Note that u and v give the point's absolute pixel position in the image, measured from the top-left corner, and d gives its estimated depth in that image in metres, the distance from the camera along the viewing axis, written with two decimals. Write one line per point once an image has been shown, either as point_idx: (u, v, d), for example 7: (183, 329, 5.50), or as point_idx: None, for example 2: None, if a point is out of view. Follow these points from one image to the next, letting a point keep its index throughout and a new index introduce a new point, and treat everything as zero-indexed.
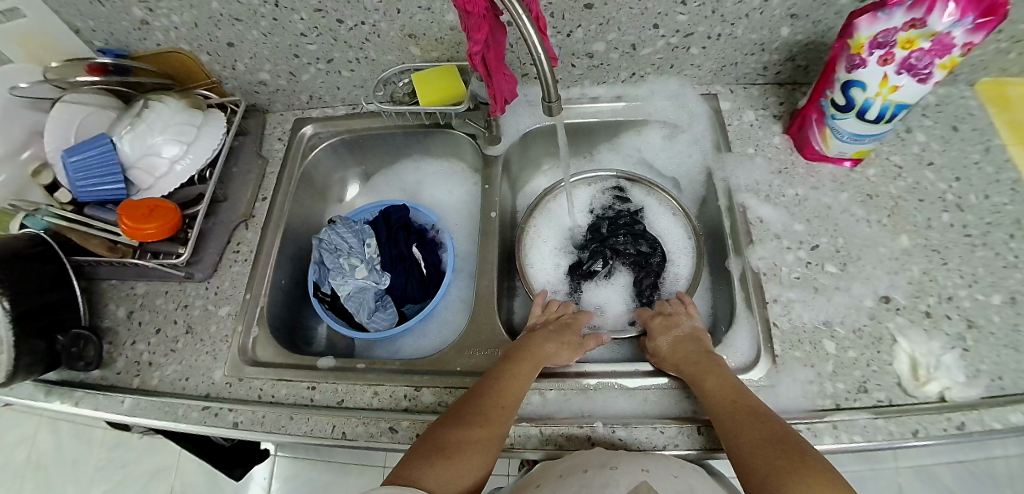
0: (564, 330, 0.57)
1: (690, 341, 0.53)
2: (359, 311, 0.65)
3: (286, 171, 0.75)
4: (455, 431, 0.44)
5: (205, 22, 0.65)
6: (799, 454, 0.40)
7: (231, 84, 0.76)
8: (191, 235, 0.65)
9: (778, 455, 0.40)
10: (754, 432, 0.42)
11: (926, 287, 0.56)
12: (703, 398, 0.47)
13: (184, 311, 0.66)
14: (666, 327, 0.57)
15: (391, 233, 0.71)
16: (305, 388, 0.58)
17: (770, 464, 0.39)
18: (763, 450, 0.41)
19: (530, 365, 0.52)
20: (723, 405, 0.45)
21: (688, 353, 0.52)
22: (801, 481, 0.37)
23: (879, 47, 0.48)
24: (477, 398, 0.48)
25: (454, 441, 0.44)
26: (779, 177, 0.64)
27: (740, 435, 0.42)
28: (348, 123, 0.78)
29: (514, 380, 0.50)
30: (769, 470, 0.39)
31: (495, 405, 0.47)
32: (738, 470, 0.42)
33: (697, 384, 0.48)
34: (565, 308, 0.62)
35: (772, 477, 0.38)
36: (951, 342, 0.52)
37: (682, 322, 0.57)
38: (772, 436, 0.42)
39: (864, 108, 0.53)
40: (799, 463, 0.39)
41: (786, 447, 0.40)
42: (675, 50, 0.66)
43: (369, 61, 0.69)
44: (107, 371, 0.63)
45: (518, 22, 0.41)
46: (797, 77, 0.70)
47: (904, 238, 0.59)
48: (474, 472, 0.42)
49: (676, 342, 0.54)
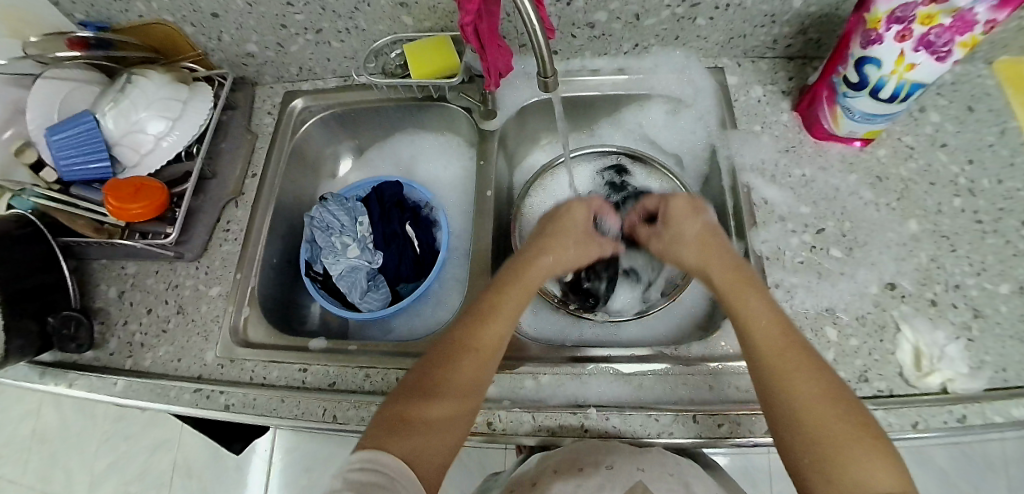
0: (561, 243, 0.55)
1: (717, 247, 0.51)
2: (351, 291, 0.63)
3: (276, 147, 0.72)
4: (423, 407, 0.41)
5: None
6: (860, 417, 0.37)
7: (218, 56, 0.73)
8: (179, 214, 0.64)
9: (844, 415, 0.37)
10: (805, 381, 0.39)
11: (933, 275, 0.54)
12: (749, 334, 0.43)
13: (175, 291, 0.65)
14: (689, 233, 0.54)
15: (384, 211, 0.68)
16: (297, 369, 0.57)
17: (833, 422, 0.36)
18: (831, 406, 0.37)
19: (512, 307, 0.49)
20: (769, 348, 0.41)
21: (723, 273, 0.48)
22: (875, 453, 0.35)
23: (897, 23, 0.45)
24: (445, 369, 0.44)
25: (421, 420, 0.40)
26: (785, 155, 0.62)
27: (801, 388, 0.38)
28: (339, 96, 0.74)
29: (483, 342, 0.46)
30: (841, 433, 0.36)
31: (470, 375, 0.44)
32: (774, 424, 0.39)
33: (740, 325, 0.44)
34: (583, 209, 0.58)
35: (845, 441, 0.35)
36: (957, 333, 0.51)
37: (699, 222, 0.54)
38: (831, 391, 0.38)
39: (877, 88, 0.51)
40: (867, 430, 0.36)
41: (849, 409, 0.37)
42: (681, 21, 0.62)
43: (359, 31, 0.66)
44: (101, 352, 0.64)
45: None
46: (809, 51, 0.65)
47: (913, 223, 0.57)
48: (443, 452, 0.40)
49: (703, 252, 0.51)
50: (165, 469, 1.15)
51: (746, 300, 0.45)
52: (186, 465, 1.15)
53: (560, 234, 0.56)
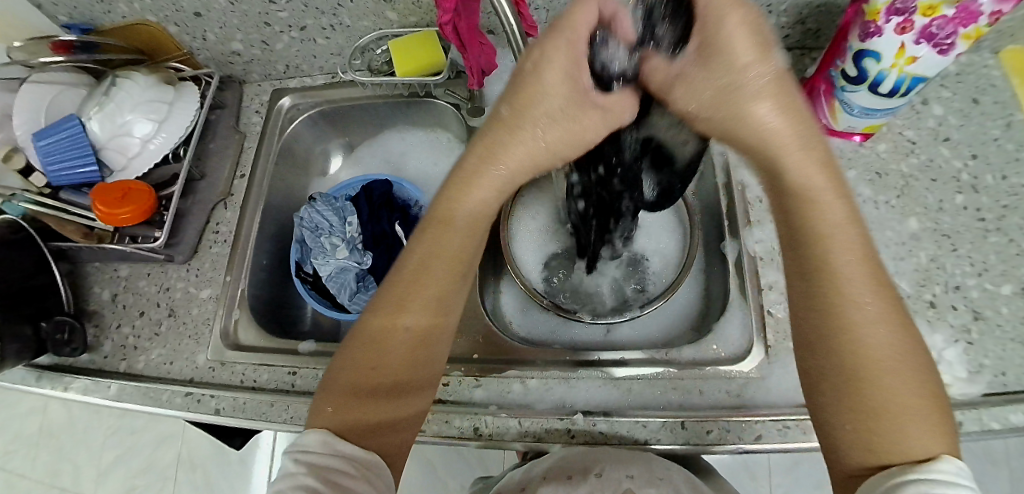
0: (541, 116, 0.37)
1: (796, 122, 0.34)
2: (340, 292, 0.63)
3: (263, 147, 0.71)
4: (373, 406, 0.39)
5: None
6: (922, 385, 0.33)
7: (204, 55, 0.72)
8: (168, 219, 0.63)
9: (906, 386, 0.33)
10: (874, 332, 0.34)
11: (933, 275, 0.53)
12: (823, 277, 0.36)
13: (166, 294, 0.65)
14: (735, 81, 0.34)
15: (373, 211, 0.68)
16: (286, 372, 0.57)
17: (901, 388, 0.33)
18: (899, 372, 0.33)
19: (456, 251, 0.42)
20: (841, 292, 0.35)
21: (804, 175, 0.36)
22: (935, 423, 0.32)
23: (898, 14, 0.43)
24: (383, 356, 0.41)
25: (378, 421, 0.39)
26: None
27: (868, 352, 0.34)
28: (326, 93, 0.73)
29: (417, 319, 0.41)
30: (904, 406, 0.32)
31: (421, 346, 0.42)
32: (827, 380, 0.35)
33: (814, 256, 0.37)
34: (564, 55, 0.35)
35: (907, 413, 0.32)
36: (955, 335, 0.50)
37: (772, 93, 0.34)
38: (897, 353, 0.34)
39: (876, 81, 0.49)
40: (927, 400, 0.33)
41: (914, 373, 0.34)
42: None
43: (344, 27, 0.65)
44: (96, 355, 0.65)
45: None
46: (808, 41, 0.63)
47: (914, 221, 0.56)
48: (412, 428, 0.42)
49: (770, 129, 0.34)
50: (171, 461, 1.17)
51: (841, 228, 0.36)
52: (191, 458, 1.17)
53: (525, 113, 0.37)
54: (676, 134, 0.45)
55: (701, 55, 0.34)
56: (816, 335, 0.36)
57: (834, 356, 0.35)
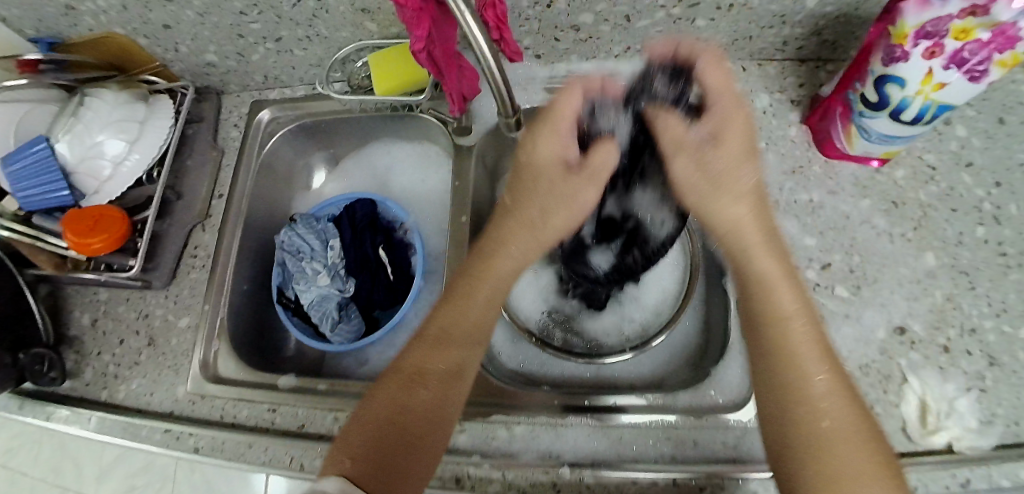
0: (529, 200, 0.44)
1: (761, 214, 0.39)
2: (321, 322, 0.60)
3: (242, 164, 0.67)
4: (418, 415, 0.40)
5: (133, 3, 0.56)
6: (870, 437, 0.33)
7: (178, 67, 0.68)
8: (142, 245, 0.60)
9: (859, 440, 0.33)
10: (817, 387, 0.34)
11: (948, 316, 0.50)
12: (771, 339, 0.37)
13: (146, 322, 0.63)
14: (736, 163, 0.37)
15: (356, 234, 0.64)
16: (265, 409, 0.55)
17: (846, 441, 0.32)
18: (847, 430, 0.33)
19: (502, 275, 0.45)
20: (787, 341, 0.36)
21: (748, 236, 0.38)
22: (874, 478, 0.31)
23: (927, 38, 0.39)
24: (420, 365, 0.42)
25: (422, 431, 0.39)
26: (791, 178, 0.55)
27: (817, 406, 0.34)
28: (306, 107, 0.68)
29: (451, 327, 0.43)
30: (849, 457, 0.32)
31: (442, 347, 0.42)
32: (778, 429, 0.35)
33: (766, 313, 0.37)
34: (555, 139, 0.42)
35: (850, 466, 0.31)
36: (969, 383, 0.47)
37: (747, 172, 0.38)
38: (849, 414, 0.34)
39: (898, 109, 0.44)
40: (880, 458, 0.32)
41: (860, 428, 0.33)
42: (678, 22, 0.55)
43: (322, 38, 0.60)
44: (77, 382, 0.63)
45: (462, 26, 0.34)
46: (823, 53, 0.58)
47: (930, 256, 0.52)
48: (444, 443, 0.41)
49: (740, 208, 0.38)
50: None
51: (777, 286, 0.37)
52: None
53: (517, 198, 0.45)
54: (655, 207, 0.44)
55: (713, 139, 0.37)
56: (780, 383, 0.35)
57: (788, 407, 0.34)
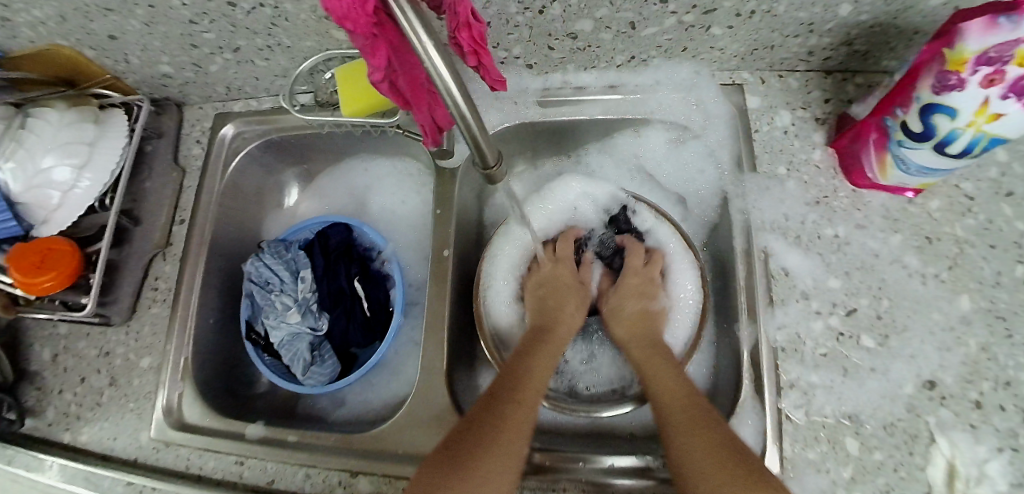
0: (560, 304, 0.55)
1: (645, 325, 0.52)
2: (293, 364, 0.55)
3: (205, 187, 0.61)
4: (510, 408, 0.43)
5: (71, 14, 0.50)
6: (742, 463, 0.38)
7: (133, 78, 0.61)
8: (95, 280, 0.54)
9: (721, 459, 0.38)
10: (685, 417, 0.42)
11: (982, 369, 0.44)
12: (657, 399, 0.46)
13: (106, 360, 0.59)
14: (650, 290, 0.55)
15: (329, 265, 0.59)
16: (233, 462, 0.51)
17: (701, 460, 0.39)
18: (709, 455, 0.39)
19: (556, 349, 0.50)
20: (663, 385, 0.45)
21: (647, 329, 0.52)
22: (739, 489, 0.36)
23: (988, 64, 0.32)
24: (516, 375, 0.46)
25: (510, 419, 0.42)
26: (816, 210, 0.50)
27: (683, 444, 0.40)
28: (273, 120, 0.62)
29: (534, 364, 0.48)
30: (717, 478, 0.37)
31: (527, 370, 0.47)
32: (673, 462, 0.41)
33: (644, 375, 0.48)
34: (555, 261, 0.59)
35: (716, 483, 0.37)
36: (1004, 444, 0.42)
37: (659, 297, 0.54)
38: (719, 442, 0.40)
39: (944, 141, 0.38)
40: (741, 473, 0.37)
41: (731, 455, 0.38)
42: (690, 29, 0.47)
43: (284, 48, 0.53)
44: (39, 420, 0.59)
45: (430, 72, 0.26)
46: (851, 64, 0.51)
47: (965, 300, 0.46)
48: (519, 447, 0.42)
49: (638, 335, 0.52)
50: None
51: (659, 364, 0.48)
52: None
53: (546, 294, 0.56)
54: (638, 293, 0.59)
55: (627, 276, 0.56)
56: (667, 419, 0.43)
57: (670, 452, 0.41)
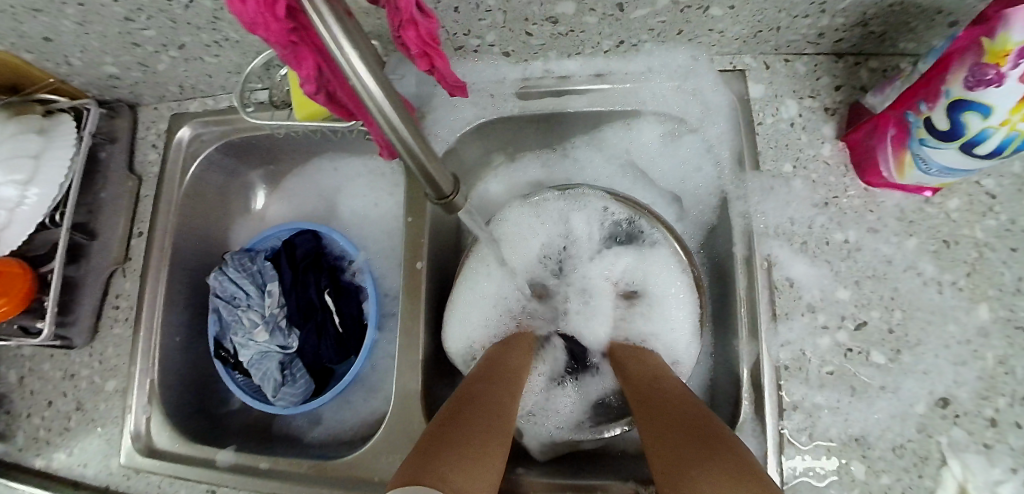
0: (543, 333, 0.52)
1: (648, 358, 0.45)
2: (262, 383, 0.52)
3: (162, 197, 0.57)
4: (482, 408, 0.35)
5: None
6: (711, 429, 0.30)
7: (78, 81, 0.56)
8: (48, 304, 0.51)
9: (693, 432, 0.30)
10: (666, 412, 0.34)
11: (999, 384, 0.40)
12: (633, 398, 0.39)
13: (71, 383, 0.56)
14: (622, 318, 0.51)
15: (298, 277, 0.55)
16: (204, 489, 0.49)
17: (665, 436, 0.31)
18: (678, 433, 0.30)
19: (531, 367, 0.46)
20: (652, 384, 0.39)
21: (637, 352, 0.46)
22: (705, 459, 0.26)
23: None
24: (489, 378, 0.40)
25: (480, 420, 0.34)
26: (823, 212, 0.45)
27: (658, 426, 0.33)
28: (233, 120, 0.57)
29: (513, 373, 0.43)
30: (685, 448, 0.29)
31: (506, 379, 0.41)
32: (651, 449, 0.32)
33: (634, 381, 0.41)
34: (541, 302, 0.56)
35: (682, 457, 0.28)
36: (1019, 464, 0.38)
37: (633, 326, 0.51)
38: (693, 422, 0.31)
39: (974, 141, 0.33)
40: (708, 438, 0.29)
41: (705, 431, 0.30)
42: (686, 11, 0.41)
43: (233, 43, 0.48)
44: (9, 446, 0.57)
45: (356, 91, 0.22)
46: (866, 46, 0.45)
47: (984, 309, 0.42)
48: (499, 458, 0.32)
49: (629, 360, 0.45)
50: None
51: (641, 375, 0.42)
52: None
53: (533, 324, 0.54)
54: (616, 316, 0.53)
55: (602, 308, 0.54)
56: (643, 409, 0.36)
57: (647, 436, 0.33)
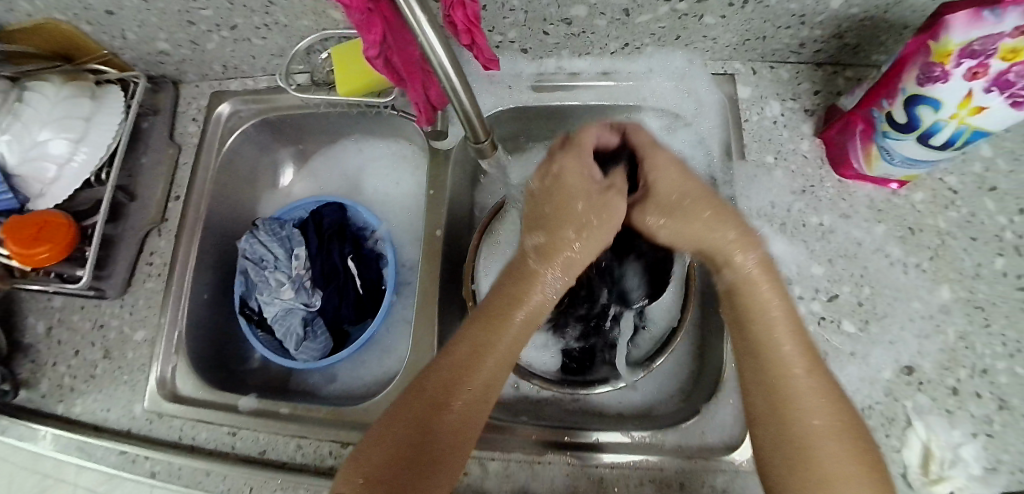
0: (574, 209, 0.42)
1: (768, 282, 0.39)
2: (285, 338, 0.56)
3: (200, 164, 0.61)
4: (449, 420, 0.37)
5: None
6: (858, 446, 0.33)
7: (129, 55, 0.61)
8: (90, 253, 0.55)
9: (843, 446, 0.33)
10: (820, 423, 0.33)
11: (959, 357, 0.46)
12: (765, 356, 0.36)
13: (100, 333, 0.59)
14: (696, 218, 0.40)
15: (323, 243, 0.59)
16: (226, 432, 0.52)
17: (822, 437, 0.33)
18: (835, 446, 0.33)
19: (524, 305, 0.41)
20: (786, 376, 0.35)
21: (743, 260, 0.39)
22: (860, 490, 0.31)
23: (972, 57, 0.33)
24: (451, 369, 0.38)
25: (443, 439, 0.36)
26: (801, 198, 0.51)
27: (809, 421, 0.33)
28: (273, 100, 0.62)
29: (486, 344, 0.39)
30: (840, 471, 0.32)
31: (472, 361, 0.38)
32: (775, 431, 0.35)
33: (759, 349, 0.37)
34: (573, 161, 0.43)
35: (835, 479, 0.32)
36: (978, 430, 0.43)
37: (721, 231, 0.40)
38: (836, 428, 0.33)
39: (930, 133, 0.39)
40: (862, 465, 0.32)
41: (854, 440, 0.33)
42: (684, 18, 0.48)
43: (281, 27, 0.53)
44: (33, 393, 0.59)
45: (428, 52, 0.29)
46: (841, 57, 0.52)
47: (945, 290, 0.48)
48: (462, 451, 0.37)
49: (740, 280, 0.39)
50: None
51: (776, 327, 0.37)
52: None
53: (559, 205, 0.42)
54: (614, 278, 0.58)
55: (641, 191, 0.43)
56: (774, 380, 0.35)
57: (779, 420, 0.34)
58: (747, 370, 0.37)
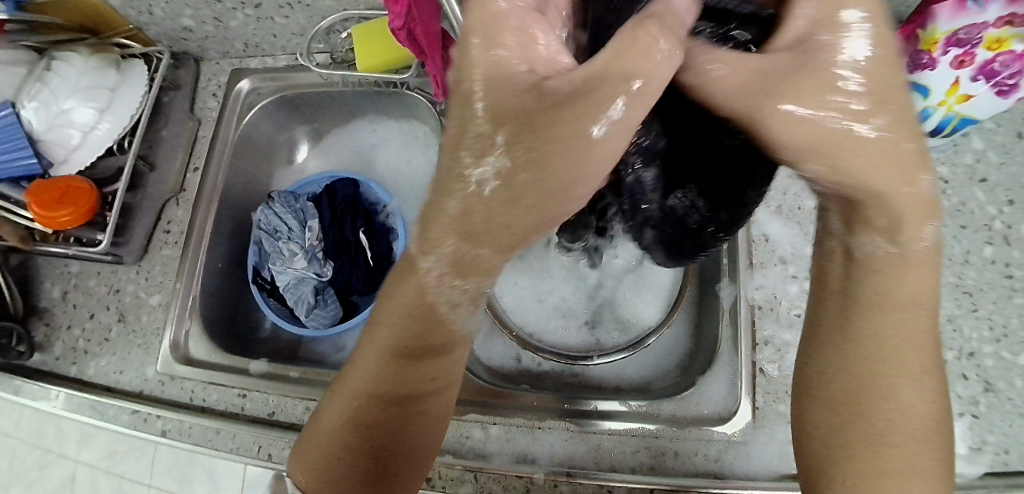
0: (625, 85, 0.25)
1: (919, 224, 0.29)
2: (296, 306, 0.57)
3: (218, 137, 0.63)
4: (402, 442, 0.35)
5: None
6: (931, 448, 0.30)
7: (154, 31, 0.63)
8: (110, 219, 0.57)
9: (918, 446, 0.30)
10: (910, 427, 0.29)
11: (948, 339, 0.48)
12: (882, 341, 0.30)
13: (116, 298, 0.61)
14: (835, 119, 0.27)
15: (335, 216, 0.61)
16: (236, 394, 0.54)
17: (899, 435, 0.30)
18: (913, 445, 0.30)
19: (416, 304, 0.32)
20: (881, 374, 0.30)
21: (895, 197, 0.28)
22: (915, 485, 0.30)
23: (958, 46, 0.36)
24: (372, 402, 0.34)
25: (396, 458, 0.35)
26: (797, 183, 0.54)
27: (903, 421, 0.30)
28: (293, 78, 0.64)
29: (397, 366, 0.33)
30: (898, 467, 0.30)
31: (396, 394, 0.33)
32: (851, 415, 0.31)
33: (867, 341, 0.30)
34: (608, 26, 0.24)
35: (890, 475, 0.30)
36: (964, 409, 0.45)
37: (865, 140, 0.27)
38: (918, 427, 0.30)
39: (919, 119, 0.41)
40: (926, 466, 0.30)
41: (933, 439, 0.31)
42: None
43: (304, 6, 0.55)
44: (46, 356, 0.61)
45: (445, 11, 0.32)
46: None
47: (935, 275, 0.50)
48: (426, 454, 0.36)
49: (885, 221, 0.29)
50: None
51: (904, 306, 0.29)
52: None
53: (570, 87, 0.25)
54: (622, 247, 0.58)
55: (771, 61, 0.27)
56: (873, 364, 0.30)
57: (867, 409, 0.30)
58: (831, 349, 0.32)
